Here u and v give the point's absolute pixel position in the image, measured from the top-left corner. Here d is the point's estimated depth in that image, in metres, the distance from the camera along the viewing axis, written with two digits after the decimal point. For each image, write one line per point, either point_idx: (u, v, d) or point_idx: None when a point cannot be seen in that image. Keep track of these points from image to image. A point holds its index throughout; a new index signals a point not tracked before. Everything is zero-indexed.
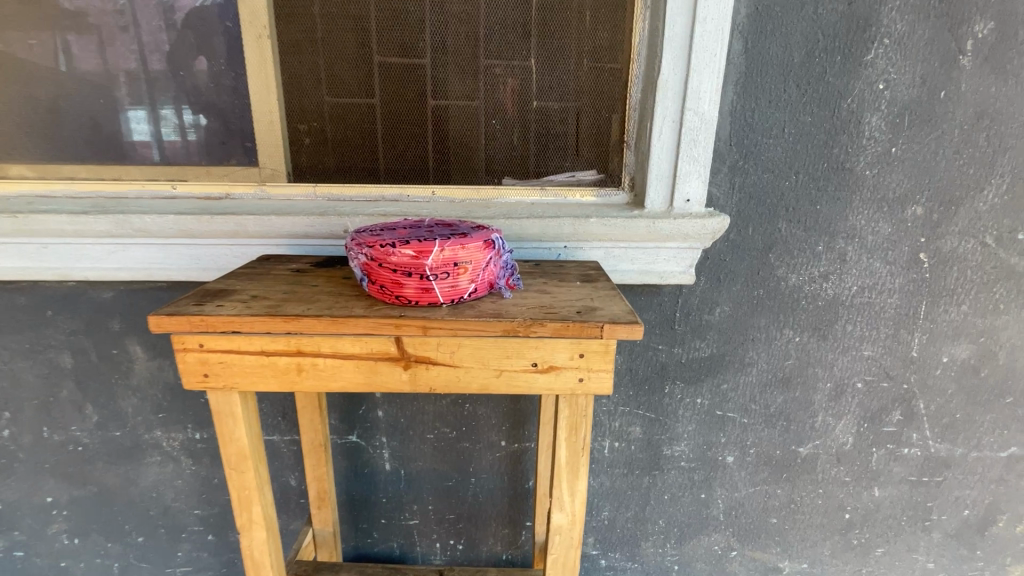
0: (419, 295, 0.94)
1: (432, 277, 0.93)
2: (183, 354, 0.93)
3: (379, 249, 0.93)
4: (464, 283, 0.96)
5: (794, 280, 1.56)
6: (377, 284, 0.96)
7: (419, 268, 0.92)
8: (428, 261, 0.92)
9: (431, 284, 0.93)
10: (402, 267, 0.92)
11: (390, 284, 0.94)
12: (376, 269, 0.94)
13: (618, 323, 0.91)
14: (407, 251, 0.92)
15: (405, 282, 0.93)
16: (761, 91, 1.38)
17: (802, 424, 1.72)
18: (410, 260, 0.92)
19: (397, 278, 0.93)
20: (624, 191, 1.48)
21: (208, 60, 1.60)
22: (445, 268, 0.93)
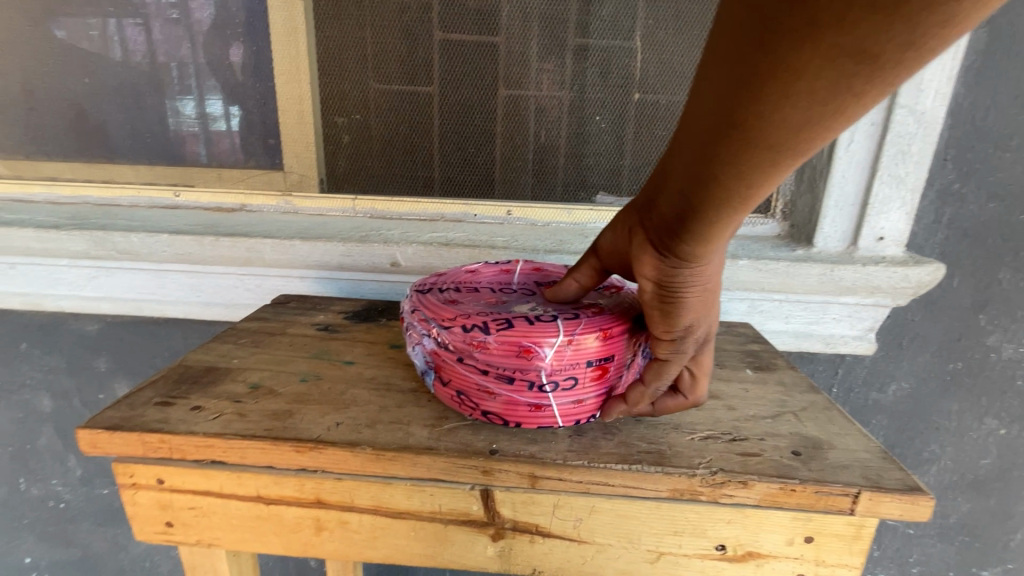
0: (521, 414, 0.56)
1: (548, 387, 0.55)
2: (133, 492, 0.57)
3: (461, 335, 0.55)
4: (597, 394, 0.57)
5: (1010, 351, 1.04)
6: (453, 388, 0.58)
7: (527, 372, 0.54)
8: (544, 361, 0.53)
9: (544, 398, 0.55)
10: (498, 368, 0.54)
11: (476, 393, 0.56)
12: (453, 365, 0.57)
13: (886, 492, 0.50)
14: (509, 342, 0.53)
15: (500, 393, 0.55)
16: (1004, 80, 0.91)
17: (992, 541, 1.18)
18: (513, 357, 0.54)
19: (488, 383, 0.55)
20: (775, 219, 1.07)
21: (217, 23, 1.09)
22: (571, 372, 0.55)
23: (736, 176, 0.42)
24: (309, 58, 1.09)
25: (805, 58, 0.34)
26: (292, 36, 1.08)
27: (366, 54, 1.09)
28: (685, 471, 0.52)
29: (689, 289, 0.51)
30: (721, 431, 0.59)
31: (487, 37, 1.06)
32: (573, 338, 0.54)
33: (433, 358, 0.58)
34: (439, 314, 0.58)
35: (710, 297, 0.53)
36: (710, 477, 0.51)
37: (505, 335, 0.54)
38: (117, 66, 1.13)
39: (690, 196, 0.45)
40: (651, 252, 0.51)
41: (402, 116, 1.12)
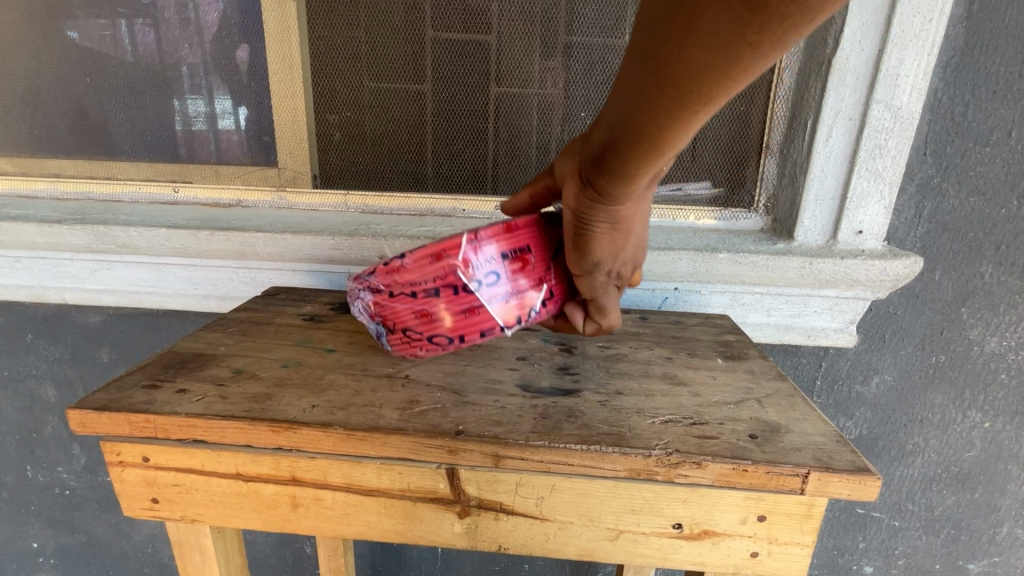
0: (460, 321, 0.65)
1: (473, 287, 0.63)
2: (120, 470, 0.61)
3: (384, 273, 0.65)
4: (521, 280, 0.66)
5: (994, 345, 1.05)
6: (400, 328, 0.67)
7: (447, 281, 0.63)
8: (457, 263, 0.62)
9: (472, 299, 0.64)
10: (422, 286, 0.64)
11: (416, 320, 0.66)
12: (389, 304, 0.66)
13: (835, 472, 0.52)
14: (422, 261, 0.63)
15: (434, 309, 0.65)
16: (982, 76, 0.92)
17: (978, 535, 1.18)
18: (430, 272, 0.63)
19: (421, 304, 0.65)
20: (758, 214, 1.09)
21: (211, 24, 1.12)
22: (488, 267, 0.63)
23: (639, 141, 0.48)
24: (300, 55, 1.11)
25: (699, 54, 0.40)
26: (286, 38, 1.11)
27: (357, 54, 1.11)
28: (641, 452, 0.53)
29: (605, 227, 0.60)
30: (682, 415, 0.61)
31: (475, 36, 1.08)
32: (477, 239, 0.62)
33: (373, 308, 0.68)
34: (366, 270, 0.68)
35: (625, 233, 0.62)
36: (666, 458, 0.53)
37: (416, 258, 0.63)
38: (117, 66, 1.16)
39: (608, 150, 0.52)
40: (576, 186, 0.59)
41: (391, 114, 1.15)
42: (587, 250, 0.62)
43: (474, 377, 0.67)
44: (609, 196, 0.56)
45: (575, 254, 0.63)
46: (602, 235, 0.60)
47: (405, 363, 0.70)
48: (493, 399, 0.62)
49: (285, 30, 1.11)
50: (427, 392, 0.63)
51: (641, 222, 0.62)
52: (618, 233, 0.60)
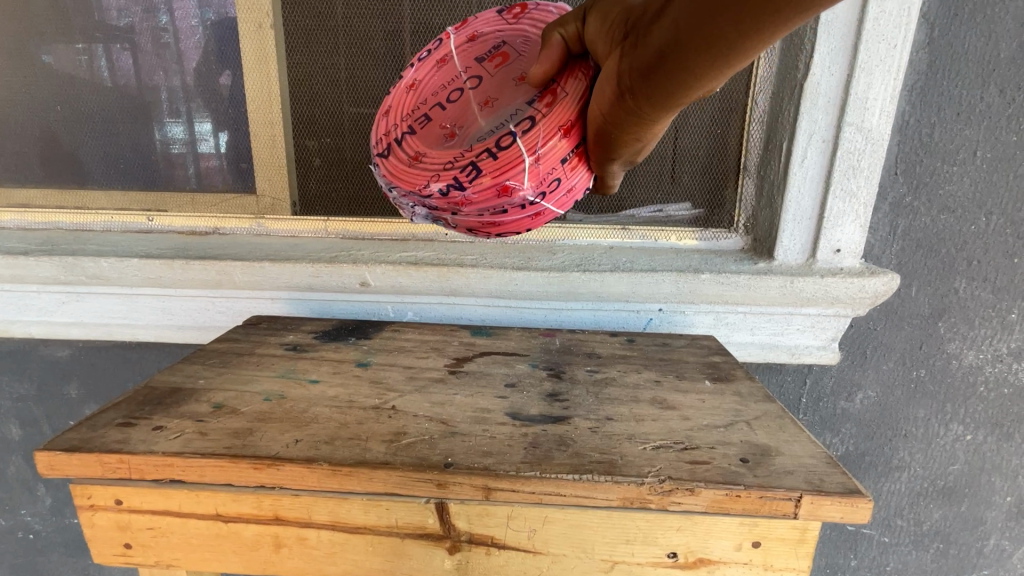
0: (529, 222, 0.58)
1: (539, 201, 0.55)
2: (93, 512, 0.58)
3: (442, 198, 0.54)
4: (583, 175, 0.55)
5: (971, 359, 1.07)
6: (463, 229, 0.59)
7: (514, 203, 0.54)
8: (524, 187, 0.53)
9: (541, 207, 0.55)
10: (489, 210, 0.55)
11: (484, 227, 0.58)
12: (451, 218, 0.57)
13: (827, 495, 0.52)
14: (488, 191, 0.53)
15: (502, 223, 0.57)
16: (945, 99, 0.96)
17: (967, 549, 1.18)
18: (498, 198, 0.53)
19: (489, 220, 0.56)
20: (738, 234, 1.10)
21: (188, 52, 1.12)
22: (555, 174, 0.53)
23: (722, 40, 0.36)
24: (279, 84, 1.12)
25: None
26: (264, 66, 1.11)
27: (337, 80, 1.12)
28: (634, 480, 0.53)
29: (637, 134, 0.47)
30: (673, 440, 0.61)
31: None
32: (537, 151, 0.52)
33: (430, 217, 0.59)
34: (408, 178, 0.56)
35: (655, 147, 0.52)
36: (659, 485, 0.53)
37: (480, 185, 0.53)
38: (91, 94, 1.15)
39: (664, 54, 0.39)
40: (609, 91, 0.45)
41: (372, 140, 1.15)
42: (614, 147, 0.50)
43: (463, 407, 0.66)
44: (651, 109, 0.44)
45: (600, 148, 0.51)
46: (633, 142, 0.49)
47: (391, 393, 0.69)
48: (483, 429, 0.61)
49: (264, 59, 1.11)
50: (415, 422, 0.62)
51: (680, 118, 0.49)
52: (651, 138, 0.48)
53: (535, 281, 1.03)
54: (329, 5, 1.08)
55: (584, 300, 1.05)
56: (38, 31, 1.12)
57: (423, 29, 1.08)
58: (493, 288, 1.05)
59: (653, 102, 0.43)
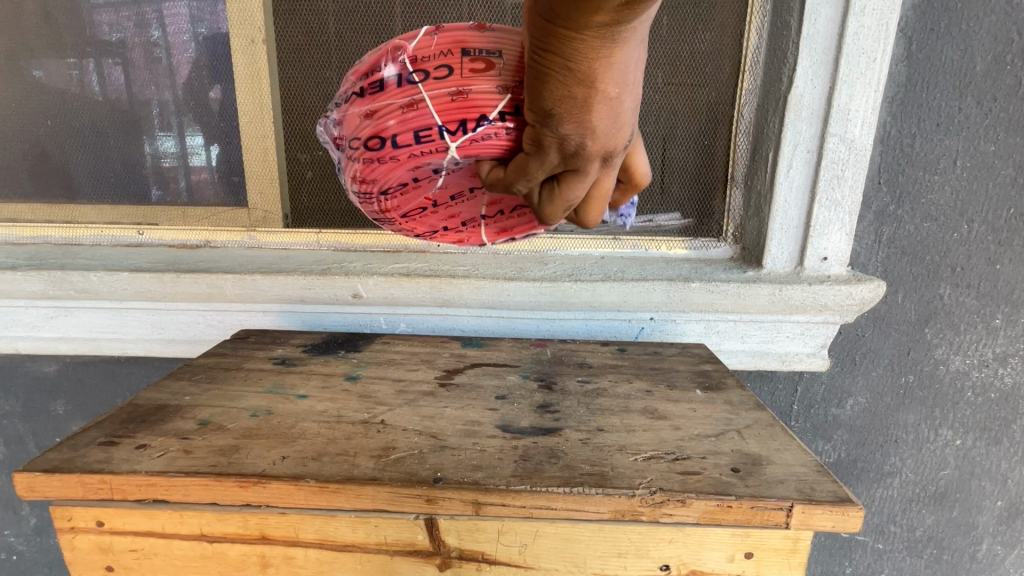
0: (403, 124, 0.49)
1: (417, 80, 0.49)
2: (74, 534, 0.57)
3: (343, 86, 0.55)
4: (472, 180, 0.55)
5: (958, 364, 1.08)
6: (351, 142, 0.52)
7: (389, 74, 0.50)
8: (405, 51, 0.50)
9: (417, 90, 0.49)
10: (368, 86, 0.51)
11: (364, 129, 0.51)
12: (342, 117, 0.53)
13: (818, 505, 0.52)
14: (373, 60, 0.52)
15: (376, 111, 0.50)
16: (926, 111, 0.98)
17: (959, 554, 1.19)
18: (379, 65, 0.51)
19: (366, 107, 0.51)
20: (727, 243, 1.11)
21: (179, 66, 1.11)
22: (437, 55, 0.50)
23: None
24: (272, 99, 1.12)
25: None
26: (256, 80, 1.11)
27: (329, 95, 1.12)
28: (625, 492, 0.53)
29: (565, 69, 0.42)
30: (665, 450, 0.60)
31: None
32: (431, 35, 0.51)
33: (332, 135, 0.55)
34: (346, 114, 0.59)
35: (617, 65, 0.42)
36: (650, 497, 0.52)
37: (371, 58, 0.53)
38: (84, 109, 1.14)
39: None
40: None
41: None
42: (542, 98, 0.43)
43: (453, 420, 0.65)
44: None
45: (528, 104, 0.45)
46: (558, 83, 0.42)
47: (380, 407, 0.68)
48: (473, 442, 0.61)
49: (255, 72, 1.11)
50: (404, 437, 0.61)
51: (629, 84, 0.43)
52: (584, 85, 0.42)
53: (526, 291, 1.03)
54: (320, 21, 1.09)
55: (575, 310, 1.05)
56: (29, 45, 1.11)
57: None
58: (484, 298, 1.04)
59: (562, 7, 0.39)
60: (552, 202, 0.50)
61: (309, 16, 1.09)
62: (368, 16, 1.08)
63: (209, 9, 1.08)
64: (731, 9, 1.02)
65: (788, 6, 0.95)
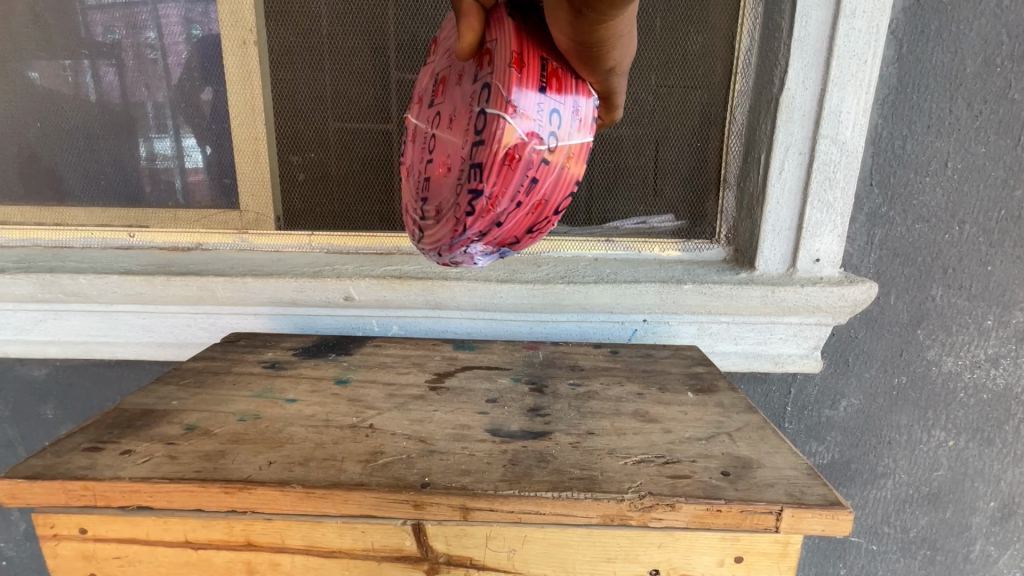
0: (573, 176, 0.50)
1: (556, 143, 0.47)
2: (57, 542, 0.57)
3: (473, 217, 0.48)
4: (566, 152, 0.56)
5: (951, 365, 1.08)
6: (524, 235, 0.51)
7: (535, 164, 0.46)
8: (525, 139, 0.45)
9: (564, 148, 0.48)
10: (520, 189, 0.47)
11: (537, 217, 0.50)
12: (502, 231, 0.49)
13: (808, 508, 0.52)
14: (497, 170, 0.46)
15: (546, 195, 0.49)
16: (917, 112, 0.98)
17: (953, 555, 1.19)
18: (512, 172, 0.46)
19: (532, 203, 0.48)
20: (720, 244, 1.11)
21: (170, 68, 1.11)
22: (545, 108, 0.46)
23: None
24: (264, 101, 1.11)
25: None
26: (248, 82, 1.10)
27: (321, 97, 1.12)
28: (614, 496, 0.52)
29: (620, 33, 0.41)
30: (655, 453, 0.60)
31: None
32: (515, 105, 0.45)
33: (490, 249, 0.51)
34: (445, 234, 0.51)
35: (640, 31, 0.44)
36: (639, 501, 0.52)
37: (490, 174, 0.46)
38: (73, 111, 1.14)
39: None
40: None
41: (357, 155, 1.14)
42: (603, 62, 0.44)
43: (442, 424, 0.65)
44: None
45: (589, 71, 0.45)
46: (618, 44, 0.43)
47: (369, 411, 0.67)
48: (462, 446, 0.60)
49: (246, 74, 1.10)
50: (393, 441, 0.61)
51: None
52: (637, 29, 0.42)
53: (519, 293, 1.03)
54: (312, 23, 1.08)
55: (568, 312, 1.05)
56: (19, 47, 1.10)
57: (407, 45, 1.08)
58: (477, 301, 1.04)
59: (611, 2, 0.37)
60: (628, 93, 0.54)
61: (300, 18, 1.08)
62: (360, 18, 1.08)
63: (201, 11, 1.08)
64: (724, 11, 1.02)
65: (780, 8, 0.95)
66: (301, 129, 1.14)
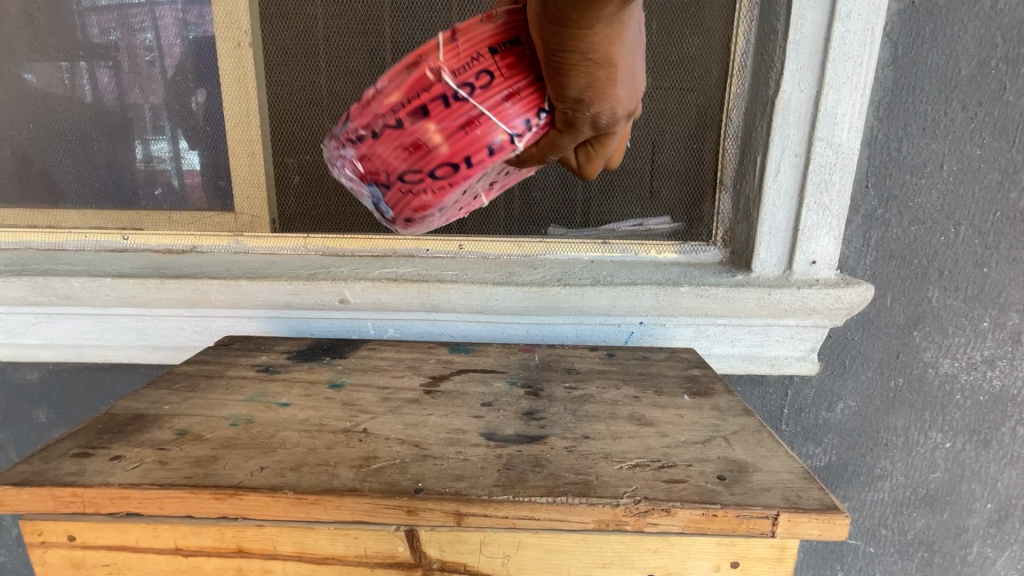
0: (461, 144, 0.46)
1: (465, 96, 0.45)
2: (45, 549, 0.56)
3: (359, 106, 0.48)
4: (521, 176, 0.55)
5: (947, 367, 1.08)
6: (394, 177, 0.47)
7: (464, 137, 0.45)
8: (438, 63, 0.45)
9: (470, 106, 0.45)
10: (405, 107, 0.46)
11: (410, 158, 0.46)
12: (373, 146, 0.47)
13: (804, 513, 0.52)
14: (398, 74, 0.47)
15: (428, 138, 0.46)
16: (912, 115, 0.98)
17: (950, 557, 1.18)
18: (411, 82, 0.46)
19: (409, 133, 0.46)
20: (716, 246, 1.10)
21: (164, 69, 1.10)
22: (473, 64, 0.45)
23: None
24: (259, 102, 1.11)
25: None
26: (242, 84, 1.10)
27: (317, 99, 1.11)
28: (609, 501, 0.52)
29: (586, 55, 0.42)
30: (651, 458, 0.60)
31: None
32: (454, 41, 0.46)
33: (360, 168, 0.49)
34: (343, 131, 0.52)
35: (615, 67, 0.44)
36: (634, 506, 0.52)
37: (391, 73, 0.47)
38: (67, 113, 1.13)
39: None
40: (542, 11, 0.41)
41: None
42: (567, 87, 0.44)
43: (437, 428, 0.64)
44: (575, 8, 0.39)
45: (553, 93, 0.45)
46: (582, 69, 0.42)
47: (363, 415, 0.67)
48: (456, 451, 0.60)
49: (241, 76, 1.09)
50: (386, 446, 0.60)
51: (634, 41, 0.44)
52: (603, 65, 0.42)
53: (515, 296, 1.02)
54: (307, 25, 1.08)
55: (564, 314, 1.04)
56: (12, 48, 1.09)
57: (402, 47, 1.07)
58: (472, 303, 1.03)
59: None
60: (590, 163, 0.52)
61: (295, 20, 1.08)
62: (356, 20, 1.07)
63: (196, 13, 1.07)
64: (719, 14, 1.02)
65: (775, 10, 0.95)
66: (296, 132, 1.14)
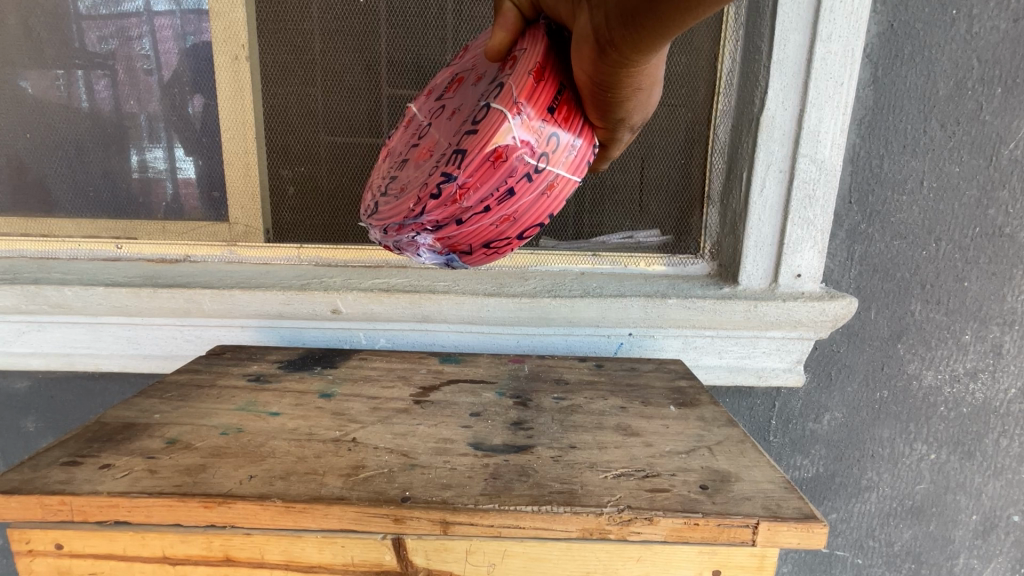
0: (547, 203, 0.49)
1: (544, 165, 0.47)
2: (30, 560, 0.57)
3: (437, 202, 0.47)
4: (569, 187, 0.50)
5: (930, 379, 1.10)
6: (481, 248, 0.51)
7: (517, 174, 0.46)
8: (516, 146, 0.45)
9: (549, 173, 0.47)
10: (494, 197, 0.46)
11: (499, 232, 0.49)
12: (460, 232, 0.48)
13: (783, 521, 0.53)
14: (478, 167, 0.45)
15: (516, 212, 0.48)
16: (893, 133, 1.01)
17: (936, 569, 1.19)
18: (495, 172, 0.45)
19: (500, 215, 0.48)
20: (704, 259, 1.12)
21: (161, 79, 1.12)
22: (542, 132, 0.45)
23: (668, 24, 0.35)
24: (254, 115, 1.13)
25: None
26: (240, 98, 1.12)
27: (312, 112, 1.13)
28: (593, 511, 0.53)
29: (637, 86, 0.42)
30: (635, 467, 0.61)
31: None
32: (520, 110, 0.45)
33: (439, 247, 0.50)
34: (403, 212, 0.50)
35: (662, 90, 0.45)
36: (617, 515, 0.53)
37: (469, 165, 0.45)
38: (64, 123, 1.14)
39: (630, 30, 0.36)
40: (588, 52, 0.40)
41: (348, 168, 1.15)
42: (613, 111, 0.45)
43: (425, 438, 0.65)
44: (625, 67, 0.39)
45: (598, 114, 0.46)
46: (629, 105, 0.44)
47: (353, 425, 0.68)
48: (443, 460, 0.61)
49: (239, 88, 1.11)
50: (375, 456, 0.61)
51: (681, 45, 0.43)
52: (652, 90, 0.43)
53: (506, 307, 1.04)
54: (305, 40, 1.10)
55: (554, 326, 1.05)
56: (10, 57, 1.11)
57: (397, 64, 1.10)
58: (464, 314, 1.05)
59: (638, 47, 0.37)
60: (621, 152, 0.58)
61: (292, 35, 1.10)
62: (352, 36, 1.09)
63: (194, 24, 1.09)
64: (706, 34, 1.05)
65: (759, 31, 0.98)
66: (290, 144, 1.15)
